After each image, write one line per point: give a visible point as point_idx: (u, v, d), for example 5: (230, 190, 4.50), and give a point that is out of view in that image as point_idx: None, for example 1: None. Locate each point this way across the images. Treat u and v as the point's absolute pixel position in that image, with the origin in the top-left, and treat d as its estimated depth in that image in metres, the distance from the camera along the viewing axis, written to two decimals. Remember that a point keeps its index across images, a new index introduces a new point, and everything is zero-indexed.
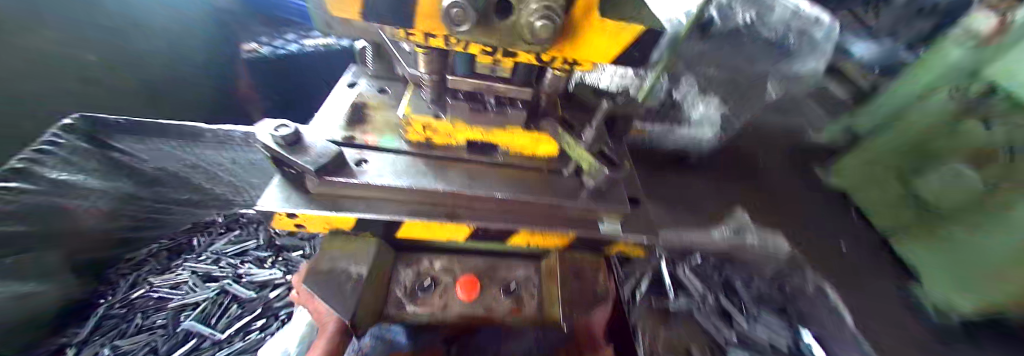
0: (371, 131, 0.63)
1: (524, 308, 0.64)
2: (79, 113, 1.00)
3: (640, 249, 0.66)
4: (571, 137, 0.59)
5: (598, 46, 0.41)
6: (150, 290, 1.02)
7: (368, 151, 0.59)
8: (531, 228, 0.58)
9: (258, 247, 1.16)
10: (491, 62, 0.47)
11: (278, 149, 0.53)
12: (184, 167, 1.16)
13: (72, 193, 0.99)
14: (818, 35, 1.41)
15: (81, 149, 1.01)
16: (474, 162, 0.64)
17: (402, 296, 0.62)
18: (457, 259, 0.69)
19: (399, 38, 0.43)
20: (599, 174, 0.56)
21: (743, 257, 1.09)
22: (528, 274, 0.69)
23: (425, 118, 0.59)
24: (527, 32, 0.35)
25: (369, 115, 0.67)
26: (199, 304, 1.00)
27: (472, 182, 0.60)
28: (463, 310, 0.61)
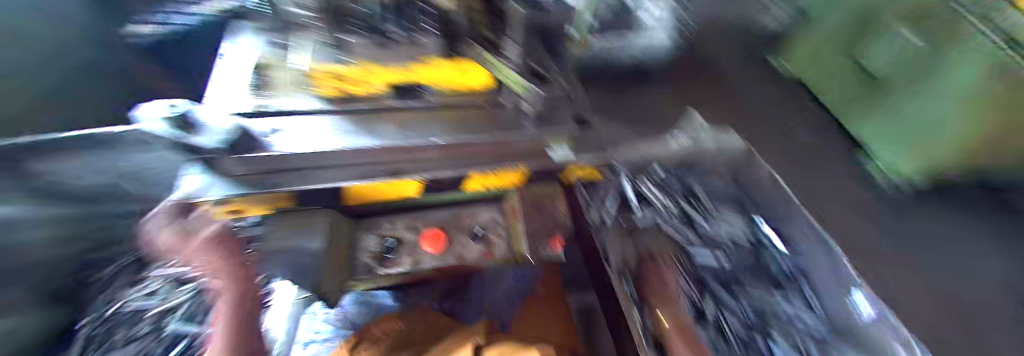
0: (277, 95, 0.56)
1: (494, 250, 0.64)
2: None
3: (596, 168, 0.67)
4: (495, 58, 0.54)
5: None
6: (121, 302, 0.92)
7: (281, 118, 0.53)
8: (482, 170, 0.57)
9: None
10: None
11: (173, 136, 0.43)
12: None
13: None
14: None
15: None
16: (404, 108, 0.59)
17: (371, 262, 0.61)
18: (420, 216, 0.66)
19: None
20: (535, 96, 0.56)
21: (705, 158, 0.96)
22: (493, 217, 0.67)
23: (329, 67, 0.50)
24: None
25: (268, 78, 0.59)
26: (179, 304, 0.92)
27: (407, 131, 0.55)
28: (436, 263, 0.62)
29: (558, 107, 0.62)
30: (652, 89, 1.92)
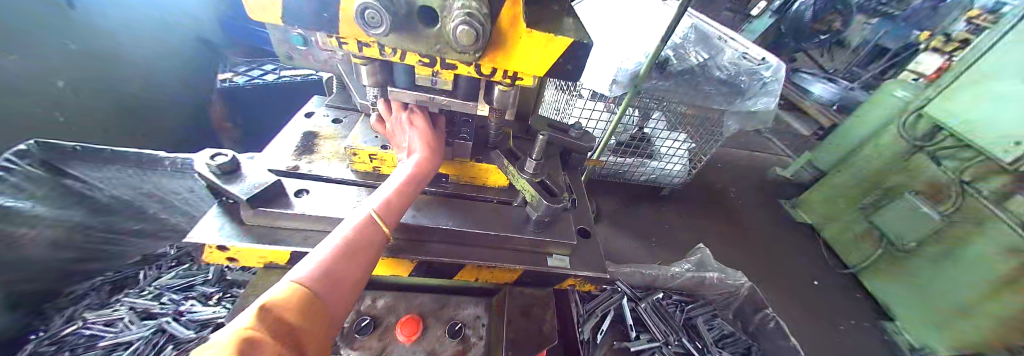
0: (314, 160, 0.63)
1: (470, 351, 0.59)
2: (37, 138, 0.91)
3: (591, 284, 0.64)
4: (513, 169, 0.58)
5: (523, 60, 0.42)
6: (83, 326, 1.01)
7: (311, 180, 0.59)
8: (478, 261, 0.58)
9: (206, 282, 1.04)
10: (432, 75, 0.48)
11: (212, 178, 0.51)
12: (139, 194, 1.09)
13: (15, 222, 0.86)
14: (766, 75, 1.46)
15: (36, 177, 0.90)
16: (421, 193, 0.63)
17: (336, 336, 0.56)
18: (404, 297, 0.63)
19: (335, 48, 0.46)
20: (541, 205, 0.54)
21: (701, 292, 1.03)
22: (478, 313, 0.64)
23: (371, 148, 0.58)
24: (452, 39, 0.37)
25: (318, 144, 0.67)
26: (131, 344, 0.87)
27: (418, 213, 0.58)
28: (404, 354, 0.57)
29: (562, 219, 0.65)
30: (659, 207, 2.01)
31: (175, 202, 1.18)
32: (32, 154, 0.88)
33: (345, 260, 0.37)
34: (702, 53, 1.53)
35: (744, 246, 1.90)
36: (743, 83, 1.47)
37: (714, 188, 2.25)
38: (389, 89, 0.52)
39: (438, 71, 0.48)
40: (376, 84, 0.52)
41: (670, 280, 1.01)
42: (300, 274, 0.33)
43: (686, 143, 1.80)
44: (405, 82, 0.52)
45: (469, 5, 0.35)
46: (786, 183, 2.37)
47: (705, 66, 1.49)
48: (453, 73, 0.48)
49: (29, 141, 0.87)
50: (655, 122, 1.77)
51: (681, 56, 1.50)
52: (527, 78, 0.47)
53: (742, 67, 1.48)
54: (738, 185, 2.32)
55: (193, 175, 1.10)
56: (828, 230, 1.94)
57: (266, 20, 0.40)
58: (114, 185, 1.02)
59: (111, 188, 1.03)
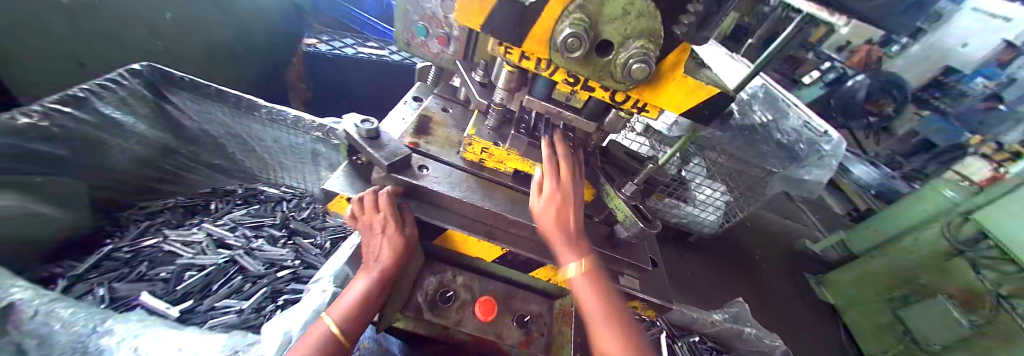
0: (431, 143, 0.70)
1: (532, 344, 0.62)
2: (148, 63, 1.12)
3: (652, 310, 0.68)
4: (613, 189, 0.62)
5: (671, 98, 0.47)
6: (163, 241, 1.01)
7: (428, 159, 0.67)
8: None
9: (273, 225, 1.14)
10: (570, 93, 0.54)
11: (359, 139, 0.60)
12: (227, 133, 1.26)
13: (115, 133, 1.05)
14: (826, 148, 1.48)
15: (139, 96, 1.08)
16: (517, 191, 0.69)
17: (423, 303, 0.62)
18: (478, 279, 0.69)
19: (498, 55, 0.51)
20: (635, 227, 0.58)
21: (734, 345, 1.02)
22: (542, 310, 0.67)
23: (486, 142, 0.65)
24: (620, 72, 0.43)
25: (430, 128, 0.75)
26: (206, 268, 0.95)
27: (513, 207, 0.64)
28: (479, 331, 0.61)
29: (639, 245, 0.69)
30: (684, 253, 2.03)
31: (254, 147, 1.31)
32: (143, 74, 1.08)
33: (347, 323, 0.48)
34: (766, 114, 1.60)
35: (761, 308, 1.91)
36: (800, 151, 1.52)
37: (742, 246, 2.24)
38: (527, 97, 0.58)
39: (577, 91, 0.53)
40: (507, 89, 0.59)
41: (708, 326, 1.04)
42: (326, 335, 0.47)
43: (724, 194, 1.75)
44: (541, 93, 0.58)
45: (645, 47, 0.40)
46: (813, 257, 2.35)
47: (766, 127, 1.57)
48: (590, 94, 0.53)
49: (145, 64, 1.08)
50: (693, 166, 1.68)
51: (744, 113, 1.60)
52: (654, 110, 0.52)
53: (802, 135, 1.52)
54: (764, 247, 2.31)
55: (286, 128, 1.22)
56: (851, 314, 1.92)
57: (466, 22, 0.44)
58: (205, 120, 1.22)
59: (200, 123, 1.23)
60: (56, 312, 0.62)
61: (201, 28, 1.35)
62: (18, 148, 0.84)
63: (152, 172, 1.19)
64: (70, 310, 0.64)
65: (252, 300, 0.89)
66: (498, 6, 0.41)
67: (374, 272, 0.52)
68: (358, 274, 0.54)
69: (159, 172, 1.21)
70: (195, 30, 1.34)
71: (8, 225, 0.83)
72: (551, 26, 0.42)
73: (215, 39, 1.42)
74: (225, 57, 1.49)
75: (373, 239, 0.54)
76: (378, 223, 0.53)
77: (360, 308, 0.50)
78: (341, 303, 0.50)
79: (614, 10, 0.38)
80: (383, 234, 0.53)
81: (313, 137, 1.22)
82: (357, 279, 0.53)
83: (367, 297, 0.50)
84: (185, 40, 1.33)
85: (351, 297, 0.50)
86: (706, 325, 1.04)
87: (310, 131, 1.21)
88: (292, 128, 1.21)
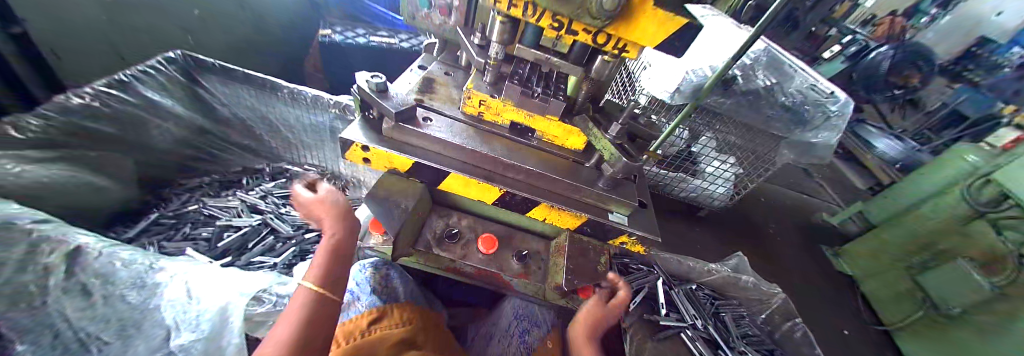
0: (435, 100, 0.77)
1: (530, 274, 0.71)
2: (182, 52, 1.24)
3: (640, 246, 0.73)
4: (598, 130, 0.68)
5: (647, 32, 0.51)
6: (204, 207, 1.13)
7: (432, 113, 0.73)
8: (552, 201, 0.68)
9: (299, 195, 1.25)
10: (556, 37, 0.59)
11: (370, 92, 0.66)
12: (254, 115, 1.37)
13: (156, 114, 1.16)
14: (832, 109, 1.44)
15: (175, 81, 1.20)
16: (515, 141, 0.75)
17: (431, 239, 0.70)
18: (480, 222, 0.77)
19: (489, 6, 0.57)
20: (618, 163, 0.64)
21: (732, 293, 1.11)
22: (540, 249, 0.76)
23: (483, 94, 0.71)
24: (595, 6, 0.48)
25: (436, 88, 0.81)
26: (242, 229, 1.06)
27: (510, 153, 0.71)
28: (481, 263, 0.69)
29: (627, 184, 0.74)
30: (694, 226, 2.04)
31: (279, 128, 1.42)
32: (178, 61, 1.20)
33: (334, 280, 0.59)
34: (768, 78, 1.58)
35: (773, 277, 1.92)
36: (806, 112, 1.50)
37: (755, 220, 2.23)
38: (517, 46, 0.64)
39: (563, 36, 0.58)
40: (501, 42, 0.64)
41: (705, 275, 1.11)
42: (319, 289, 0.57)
43: (734, 167, 1.81)
44: (530, 41, 0.64)
45: None
46: (831, 231, 2.31)
47: (769, 90, 1.56)
48: (574, 38, 0.58)
49: (180, 53, 1.20)
50: (704, 140, 1.78)
51: (746, 78, 1.59)
52: (632, 50, 0.57)
53: (808, 97, 1.50)
54: (778, 220, 2.30)
55: (306, 105, 1.32)
56: (868, 285, 1.87)
57: None
58: (234, 103, 1.32)
59: (231, 106, 1.33)
60: (117, 252, 0.73)
61: (227, 20, 1.47)
62: (71, 125, 0.99)
63: (189, 150, 1.30)
64: (126, 252, 0.75)
65: (282, 257, 1.00)
66: None
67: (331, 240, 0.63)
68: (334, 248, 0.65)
69: (195, 152, 1.32)
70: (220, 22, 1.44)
71: (71, 193, 0.94)
72: None
73: (239, 32, 1.53)
74: (248, 47, 1.60)
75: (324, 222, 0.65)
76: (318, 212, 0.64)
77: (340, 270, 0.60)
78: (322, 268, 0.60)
79: None
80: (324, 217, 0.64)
81: (332, 114, 1.32)
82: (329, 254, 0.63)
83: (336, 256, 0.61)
84: (212, 35, 1.44)
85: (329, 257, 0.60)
86: (703, 274, 1.11)
87: (328, 108, 1.31)
88: (311, 106, 1.31)
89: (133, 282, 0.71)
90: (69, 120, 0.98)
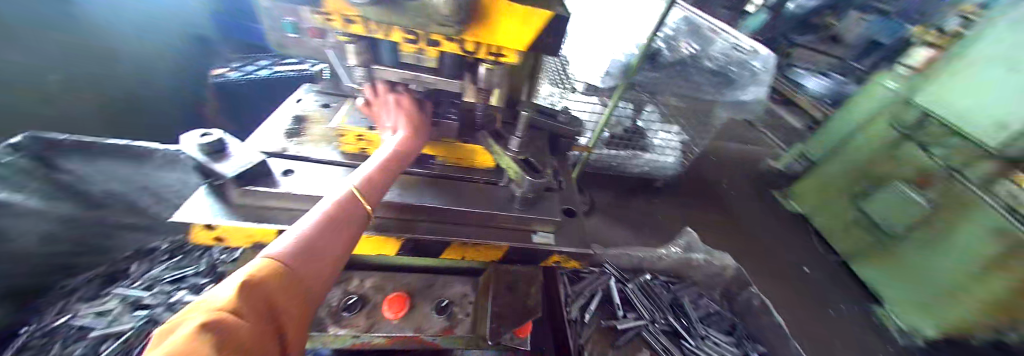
0: (302, 144, 0.63)
1: (457, 328, 0.59)
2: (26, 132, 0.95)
3: (576, 261, 0.64)
4: (499, 147, 0.59)
5: (507, 32, 0.43)
6: (74, 317, 0.93)
7: (299, 161, 0.59)
8: (464, 238, 0.58)
9: (198, 273, 1.07)
10: (417, 52, 0.49)
11: (201, 156, 0.51)
12: (133, 188, 1.14)
13: (4, 215, 0.93)
14: (756, 66, 1.47)
15: (23, 169, 0.93)
16: (410, 175, 0.63)
17: (323, 316, 0.56)
18: (391, 278, 0.62)
19: (324, 26, 0.46)
20: (524, 183, 0.56)
21: (688, 273, 1.15)
22: (466, 291, 0.63)
23: (358, 129, 0.59)
24: (435, 10, 0.39)
25: (307, 127, 0.67)
26: (123, 335, 0.88)
27: (403, 191, 0.59)
28: (393, 331, 0.56)
29: (548, 197, 0.65)
30: (653, 198, 2.03)
31: (171, 196, 1.20)
32: (29, 146, 0.92)
33: (317, 236, 0.35)
34: (691, 45, 1.58)
35: (737, 236, 1.93)
36: (732, 74, 1.51)
37: (709, 180, 2.28)
38: (376, 67, 0.52)
39: (424, 49, 0.48)
40: (363, 65, 0.53)
41: (656, 262, 1.14)
42: (276, 250, 0.32)
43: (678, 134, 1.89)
44: (391, 60, 0.54)
45: None
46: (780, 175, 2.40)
47: (694, 57, 1.55)
48: (439, 50, 0.49)
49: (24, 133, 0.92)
50: (648, 114, 1.88)
51: (671, 48, 1.57)
52: (510, 54, 0.49)
53: (730, 58, 1.50)
54: (731, 177, 2.35)
55: (182, 167, 1.13)
56: (818, 220, 1.97)
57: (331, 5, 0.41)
58: (105, 179, 1.07)
59: (103, 183, 1.08)
60: None
61: (98, 83, 1.23)
62: None
63: (70, 245, 1.08)
64: None
65: None
66: None
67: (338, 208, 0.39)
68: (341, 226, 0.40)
69: (77, 245, 1.09)
70: (85, 80, 1.20)
71: None
72: None
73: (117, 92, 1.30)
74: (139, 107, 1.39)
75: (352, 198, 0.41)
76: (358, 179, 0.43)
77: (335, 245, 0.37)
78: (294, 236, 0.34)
79: None
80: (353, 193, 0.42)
81: None
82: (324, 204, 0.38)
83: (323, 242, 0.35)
84: (77, 99, 1.21)
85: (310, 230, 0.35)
86: (654, 261, 1.13)
87: None
88: None
89: None
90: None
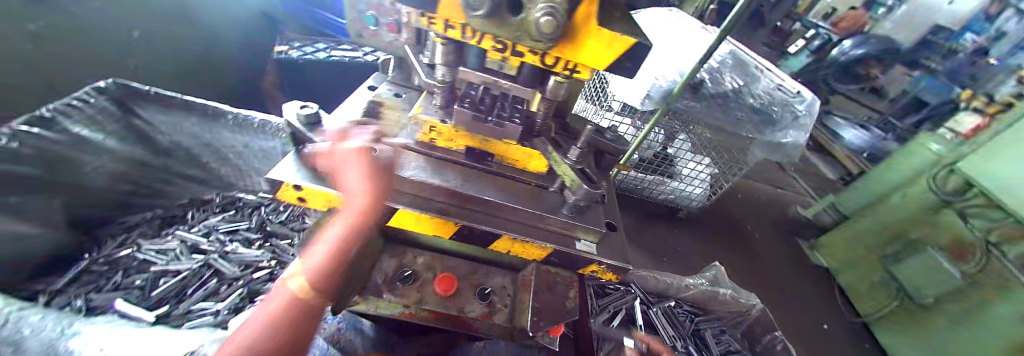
0: (381, 127, 0.70)
1: (495, 315, 0.64)
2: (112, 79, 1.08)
3: (613, 273, 0.67)
4: (557, 154, 0.64)
5: (591, 53, 0.47)
6: (138, 251, 1.03)
7: (376, 142, 0.66)
8: (513, 232, 0.63)
9: (249, 229, 1.18)
10: (501, 60, 0.54)
11: (300, 126, 0.60)
12: (198, 143, 1.23)
13: (85, 151, 1.03)
14: (799, 108, 1.48)
15: (105, 111, 1.05)
16: (471, 168, 0.69)
17: (381, 283, 0.63)
18: (440, 258, 0.71)
19: (424, 27, 0.52)
20: (579, 190, 0.60)
21: (712, 307, 1.14)
22: (505, 283, 0.70)
23: (433, 120, 0.66)
24: (533, 28, 0.43)
25: (382, 112, 0.74)
26: (180, 273, 0.98)
27: (465, 183, 0.65)
28: (438, 307, 0.62)
29: (594, 208, 0.69)
30: (674, 227, 2.04)
31: (228, 155, 1.30)
32: (111, 91, 1.05)
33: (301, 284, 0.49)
34: (736, 79, 1.54)
35: (756, 279, 1.90)
36: (775, 113, 1.50)
37: (732, 217, 2.25)
38: (462, 69, 0.59)
39: (508, 57, 0.53)
40: (446, 64, 0.59)
41: (683, 291, 1.15)
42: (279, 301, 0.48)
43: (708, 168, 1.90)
44: (474, 64, 0.60)
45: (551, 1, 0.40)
46: (807, 223, 2.34)
47: (738, 92, 1.52)
48: (520, 60, 0.54)
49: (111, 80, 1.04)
50: (680, 142, 1.84)
51: (715, 80, 1.53)
52: (584, 70, 0.53)
53: (774, 98, 1.49)
54: (756, 218, 2.31)
55: (247, 132, 1.23)
56: (843, 275, 1.92)
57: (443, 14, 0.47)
58: (176, 132, 1.18)
59: (172, 135, 1.18)
60: (25, 317, 0.63)
61: (170, 42, 1.36)
62: None
63: (131, 187, 1.17)
64: (37, 316, 0.65)
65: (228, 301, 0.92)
66: None
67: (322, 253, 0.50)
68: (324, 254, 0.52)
69: (135, 188, 1.18)
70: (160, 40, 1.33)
71: None
72: None
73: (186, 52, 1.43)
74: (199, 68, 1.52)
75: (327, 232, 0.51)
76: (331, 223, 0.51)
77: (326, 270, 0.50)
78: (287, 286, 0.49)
79: None
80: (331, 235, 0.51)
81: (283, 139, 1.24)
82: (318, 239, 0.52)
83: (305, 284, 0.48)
84: (155, 55, 1.34)
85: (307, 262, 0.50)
86: (680, 289, 1.15)
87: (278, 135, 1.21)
88: (261, 131, 1.22)
89: (42, 351, 0.58)
90: (13, 170, 0.89)
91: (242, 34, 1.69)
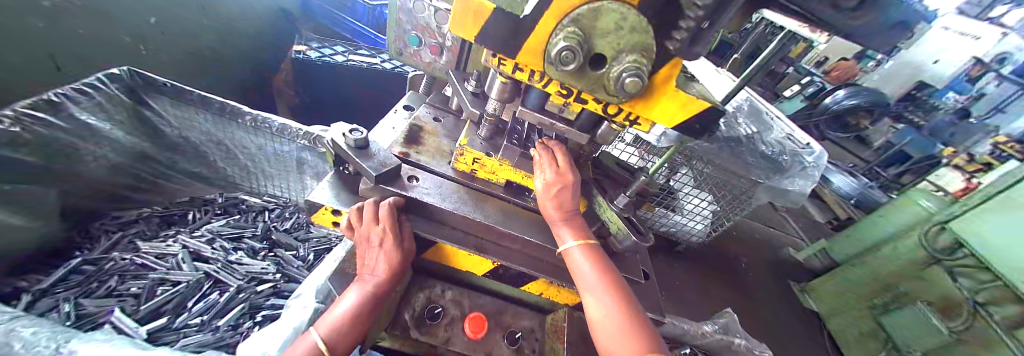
0: (421, 153, 0.69)
1: None
2: (127, 67, 1.03)
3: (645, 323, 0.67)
4: (604, 200, 0.64)
5: (661, 110, 0.48)
6: (135, 254, 0.99)
7: (419, 170, 0.65)
8: (551, 277, 0.61)
9: (254, 236, 1.14)
10: (563, 104, 0.54)
11: (347, 149, 0.58)
12: (208, 141, 1.18)
13: (92, 140, 0.97)
14: (807, 159, 1.53)
15: (117, 100, 0.99)
16: (509, 203, 0.68)
17: (410, 321, 0.61)
18: (467, 294, 0.68)
19: (490, 65, 0.51)
20: (626, 240, 0.59)
21: (724, 354, 1.14)
22: (533, 326, 0.68)
23: (477, 152, 0.64)
24: (613, 85, 0.43)
25: (422, 137, 0.74)
26: (180, 283, 0.93)
27: (505, 219, 0.63)
28: (466, 349, 0.60)
29: (629, 257, 0.69)
30: (673, 261, 2.05)
31: (237, 155, 1.24)
32: (123, 80, 0.99)
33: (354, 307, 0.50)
34: (750, 126, 1.66)
35: (749, 319, 1.92)
36: (783, 162, 1.56)
37: (728, 254, 2.28)
38: (520, 108, 0.59)
39: (570, 103, 0.53)
40: (500, 100, 0.59)
41: (700, 338, 1.11)
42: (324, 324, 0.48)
43: (712, 204, 1.77)
44: (534, 104, 0.59)
45: (637, 61, 0.40)
46: (800, 266, 2.38)
47: (750, 138, 1.63)
48: (582, 106, 0.54)
49: (125, 69, 0.99)
50: (681, 175, 1.73)
51: (729, 126, 1.66)
52: (644, 123, 0.53)
53: (785, 148, 1.57)
54: (751, 257, 2.34)
55: (262, 137, 1.17)
56: (833, 321, 1.94)
57: (519, 59, 0.46)
58: (186, 127, 1.14)
59: (184, 130, 1.15)
60: (18, 330, 0.59)
61: (179, 33, 1.32)
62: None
63: (128, 180, 1.10)
64: (32, 330, 0.60)
65: (228, 316, 0.88)
66: (493, 17, 0.42)
67: (369, 283, 0.52)
68: (364, 274, 0.53)
69: (134, 181, 1.12)
70: (172, 24, 1.29)
71: None
72: (547, 36, 0.42)
73: (200, 44, 1.40)
74: (214, 61, 1.49)
75: (368, 252, 0.53)
76: (376, 238, 0.52)
77: (357, 319, 0.50)
78: (332, 314, 0.49)
79: (606, 25, 0.39)
80: (376, 258, 0.52)
81: (299, 145, 1.16)
82: (348, 291, 0.52)
83: (354, 309, 0.50)
84: (169, 44, 1.30)
85: (339, 313, 0.49)
86: (697, 337, 1.10)
87: (295, 139, 1.15)
88: (277, 135, 1.15)
89: None
90: (12, 156, 0.81)
91: (254, 30, 1.68)
